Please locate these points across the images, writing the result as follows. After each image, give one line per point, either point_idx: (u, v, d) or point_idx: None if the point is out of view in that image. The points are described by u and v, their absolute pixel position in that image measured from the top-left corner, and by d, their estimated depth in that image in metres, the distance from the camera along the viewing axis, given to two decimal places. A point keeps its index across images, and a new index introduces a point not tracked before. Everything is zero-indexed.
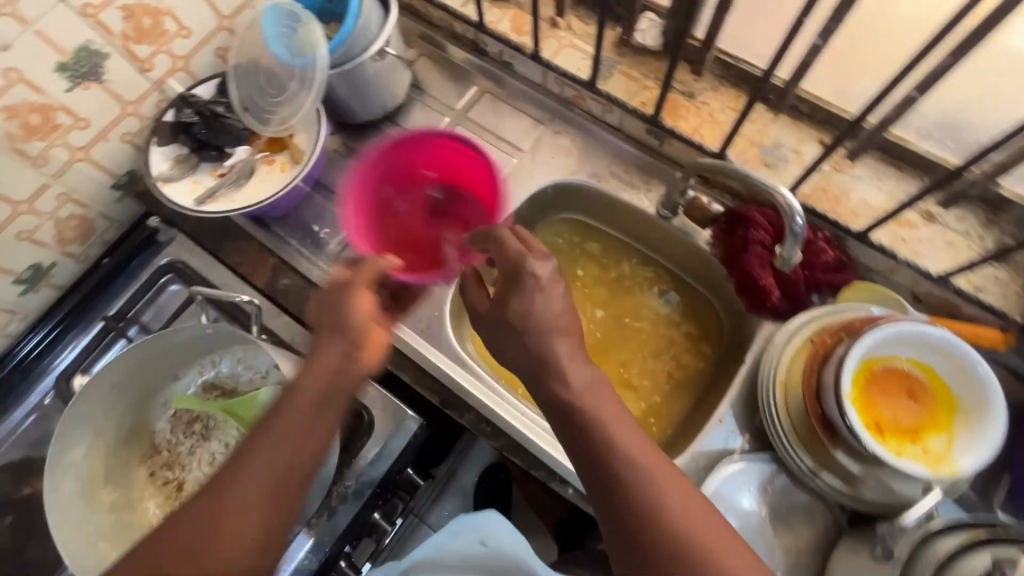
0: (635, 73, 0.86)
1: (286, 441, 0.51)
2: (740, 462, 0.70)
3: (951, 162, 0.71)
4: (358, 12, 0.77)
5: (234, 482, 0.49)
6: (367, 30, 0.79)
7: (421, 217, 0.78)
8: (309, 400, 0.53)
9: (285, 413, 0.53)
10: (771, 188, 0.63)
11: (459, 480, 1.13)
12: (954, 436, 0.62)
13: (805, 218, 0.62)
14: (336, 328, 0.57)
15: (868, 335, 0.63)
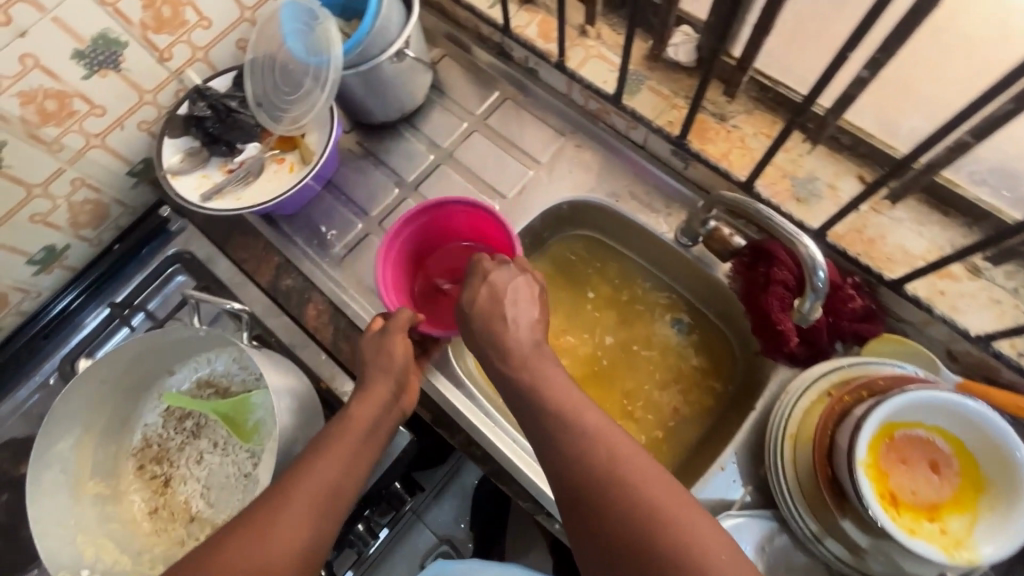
0: (664, 90, 0.81)
1: (335, 466, 0.56)
2: (735, 519, 0.66)
3: (1004, 213, 0.64)
4: (377, 12, 0.74)
5: (286, 500, 0.53)
6: (387, 31, 0.76)
7: (445, 270, 0.85)
8: (361, 428, 0.60)
9: (336, 441, 0.58)
10: (794, 236, 0.59)
11: (463, 477, 1.09)
12: (977, 519, 0.57)
13: (828, 270, 0.58)
14: (381, 369, 0.64)
15: (892, 399, 0.57)
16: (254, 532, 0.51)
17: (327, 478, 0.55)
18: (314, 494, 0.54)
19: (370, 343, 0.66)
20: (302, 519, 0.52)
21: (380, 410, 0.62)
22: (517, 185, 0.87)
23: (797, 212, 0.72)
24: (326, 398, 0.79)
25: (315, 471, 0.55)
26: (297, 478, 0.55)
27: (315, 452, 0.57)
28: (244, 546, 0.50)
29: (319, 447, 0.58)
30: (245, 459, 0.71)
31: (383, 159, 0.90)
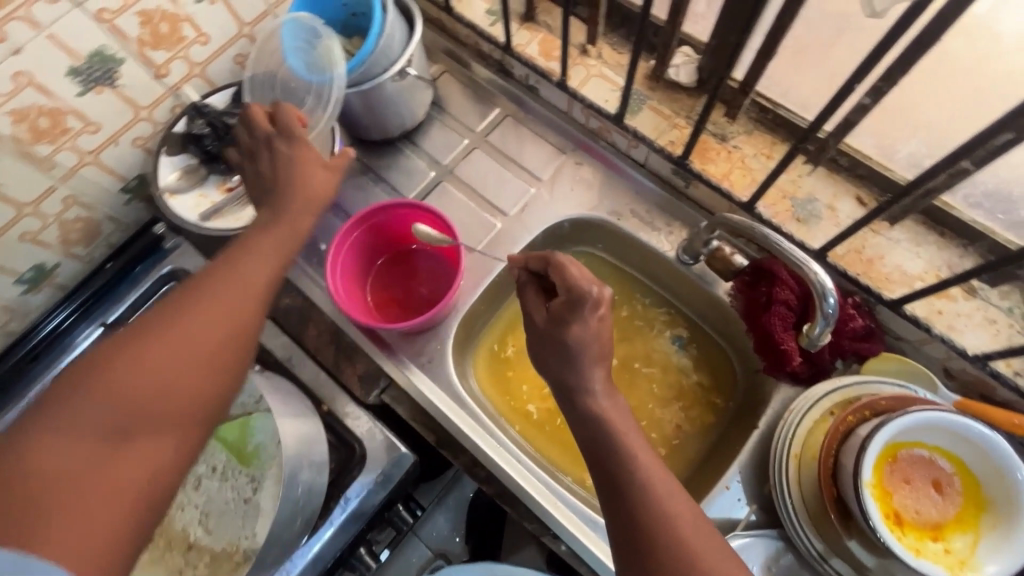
0: (665, 110, 0.82)
1: (239, 285, 0.56)
2: (742, 539, 0.67)
3: (998, 234, 0.66)
4: (381, 31, 0.73)
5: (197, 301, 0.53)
6: (389, 49, 0.75)
7: (401, 274, 0.85)
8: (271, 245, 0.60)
9: (232, 266, 0.57)
10: (803, 263, 0.60)
11: (463, 485, 1.07)
12: (979, 538, 0.58)
13: (838, 296, 0.58)
14: (279, 205, 0.62)
15: (897, 420, 0.58)
16: (158, 334, 0.50)
17: (240, 275, 0.56)
18: (223, 289, 0.54)
19: (270, 151, 0.65)
20: (210, 322, 0.52)
21: (279, 243, 0.60)
22: (518, 201, 0.87)
23: (797, 232, 0.73)
24: (329, 421, 0.76)
25: (213, 289, 0.54)
26: (196, 293, 0.54)
27: (209, 277, 0.56)
28: (155, 346, 0.49)
29: (212, 273, 0.56)
30: (245, 484, 0.68)
31: (383, 176, 0.90)
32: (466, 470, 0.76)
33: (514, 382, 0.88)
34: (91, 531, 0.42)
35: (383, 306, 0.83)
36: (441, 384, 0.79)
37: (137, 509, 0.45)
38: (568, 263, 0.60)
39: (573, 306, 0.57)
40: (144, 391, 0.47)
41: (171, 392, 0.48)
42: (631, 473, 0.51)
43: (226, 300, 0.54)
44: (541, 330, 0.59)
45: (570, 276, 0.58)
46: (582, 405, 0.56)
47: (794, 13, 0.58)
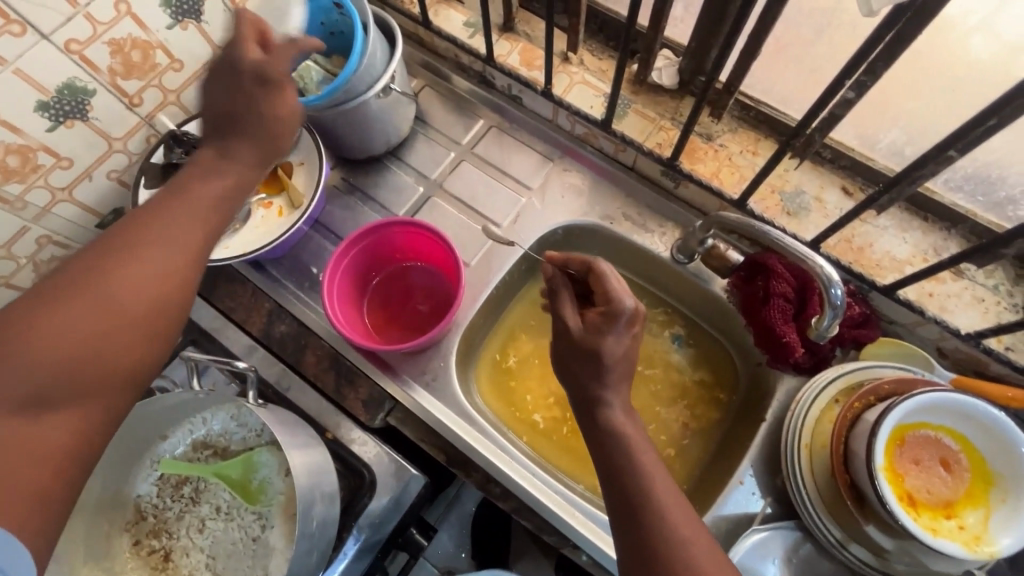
0: (650, 113, 0.82)
1: (178, 237, 0.51)
2: (762, 532, 0.67)
3: (979, 216, 0.68)
4: (363, 50, 0.71)
5: (134, 244, 0.48)
6: (371, 69, 0.74)
7: (398, 292, 0.84)
8: (209, 194, 0.54)
9: (170, 210, 0.52)
10: (806, 258, 0.60)
11: (463, 501, 1.05)
12: (990, 512, 0.59)
13: (845, 288, 0.59)
14: (231, 152, 0.56)
15: (903, 404, 0.59)
16: (89, 281, 0.46)
17: (184, 223, 0.52)
18: (157, 241, 0.49)
19: (243, 87, 0.56)
20: (141, 279, 0.47)
21: (224, 193, 0.55)
22: (511, 212, 0.86)
23: (789, 225, 0.75)
24: (335, 449, 0.73)
25: (144, 240, 0.49)
26: (124, 242, 0.48)
27: (138, 221, 0.50)
28: (87, 292, 0.45)
29: (144, 218, 0.51)
30: (252, 522, 0.67)
31: (371, 195, 0.89)
32: (480, 488, 0.75)
33: (518, 392, 0.87)
34: (19, 497, 0.40)
35: (382, 327, 0.81)
36: (447, 400, 0.78)
37: (62, 470, 0.43)
38: (609, 273, 0.60)
39: (612, 318, 0.57)
40: (76, 340, 0.44)
41: (99, 352, 0.45)
42: (647, 495, 0.51)
43: (164, 249, 0.49)
44: (572, 336, 0.58)
45: (613, 287, 0.59)
46: (594, 413, 0.56)
47: (775, 15, 0.59)
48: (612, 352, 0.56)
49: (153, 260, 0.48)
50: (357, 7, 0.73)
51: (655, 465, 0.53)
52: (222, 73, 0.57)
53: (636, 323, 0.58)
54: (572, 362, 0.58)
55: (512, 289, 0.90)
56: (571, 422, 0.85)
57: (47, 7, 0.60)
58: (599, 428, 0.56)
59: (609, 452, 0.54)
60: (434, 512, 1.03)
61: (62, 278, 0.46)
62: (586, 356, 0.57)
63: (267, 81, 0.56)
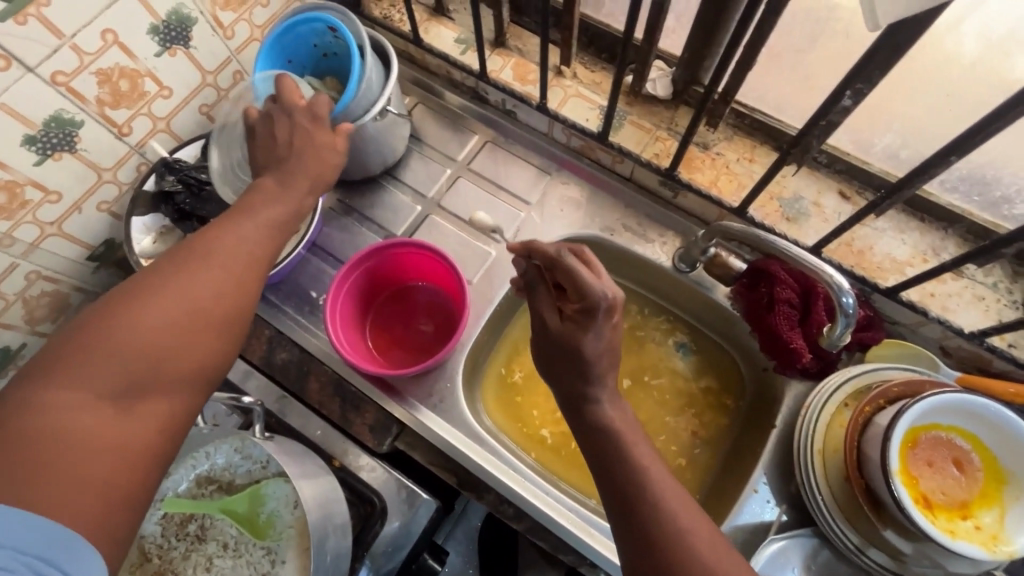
0: (645, 124, 0.83)
1: (242, 252, 0.54)
2: (780, 542, 0.66)
3: (977, 216, 0.69)
4: (360, 76, 0.71)
5: (205, 256, 0.51)
6: (369, 90, 0.73)
7: (401, 313, 0.83)
8: (271, 216, 0.57)
9: (233, 228, 0.55)
10: (815, 267, 0.60)
11: (469, 517, 1.05)
12: (1005, 511, 0.59)
13: (856, 296, 0.59)
14: (288, 179, 0.59)
15: (915, 407, 0.60)
16: (167, 287, 0.49)
17: (248, 239, 0.55)
18: (222, 257, 0.52)
19: (298, 122, 0.62)
20: (209, 290, 0.50)
21: (284, 217, 0.58)
22: (511, 227, 0.86)
23: (789, 231, 0.75)
24: (343, 477, 0.72)
25: (210, 255, 0.52)
26: (193, 254, 0.51)
27: (205, 238, 0.53)
28: (164, 299, 0.48)
29: (209, 235, 0.54)
30: (262, 558, 0.65)
31: (368, 215, 0.88)
32: (494, 510, 0.74)
33: (524, 407, 0.86)
34: (103, 495, 0.40)
35: (386, 349, 0.80)
36: (455, 421, 0.77)
37: (139, 469, 0.43)
38: (575, 263, 0.55)
39: (588, 313, 0.54)
40: (156, 343, 0.46)
41: (173, 358, 0.47)
42: (659, 516, 0.49)
43: (232, 265, 0.52)
44: (551, 334, 0.57)
45: (581, 281, 0.54)
46: (582, 409, 0.56)
47: (770, 26, 0.59)
48: (592, 350, 0.54)
49: (222, 273, 0.51)
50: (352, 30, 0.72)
51: (662, 473, 0.51)
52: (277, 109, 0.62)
53: (614, 313, 0.54)
54: (563, 372, 0.57)
55: (515, 303, 0.89)
56: None
57: (32, 40, 0.58)
58: (586, 423, 0.55)
59: (613, 469, 0.52)
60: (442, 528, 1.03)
61: (136, 286, 0.48)
62: (569, 356, 0.55)
63: (320, 117, 0.63)
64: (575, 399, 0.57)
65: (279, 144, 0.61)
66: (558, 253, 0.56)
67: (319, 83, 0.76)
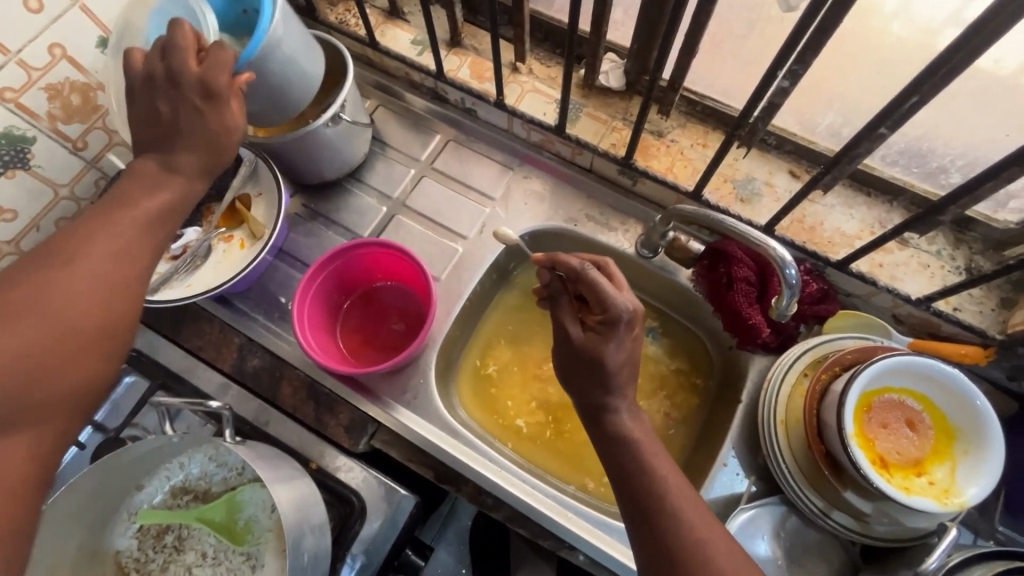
0: (601, 115, 0.85)
1: (121, 246, 0.49)
2: (750, 510, 0.69)
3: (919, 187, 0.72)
4: (271, 14, 0.64)
5: (75, 256, 0.47)
6: (282, 48, 0.65)
7: (370, 313, 0.82)
8: (154, 204, 0.53)
9: (107, 221, 0.50)
10: (762, 243, 0.63)
11: (460, 517, 1.06)
12: (957, 465, 0.62)
13: (798, 267, 0.61)
14: (174, 161, 0.54)
15: (865, 372, 0.62)
16: (31, 295, 0.44)
17: (127, 231, 0.50)
18: (95, 254, 0.48)
19: (188, 101, 0.54)
20: (87, 290, 0.46)
21: (171, 204, 0.54)
22: (476, 223, 0.87)
23: (743, 212, 0.78)
24: (320, 479, 0.72)
25: (87, 251, 0.47)
26: (62, 254, 0.47)
27: (72, 234, 0.49)
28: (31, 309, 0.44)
29: (79, 230, 0.49)
30: (241, 564, 0.65)
31: (333, 218, 0.88)
32: (472, 501, 0.74)
33: (500, 399, 0.88)
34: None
35: (356, 349, 0.80)
36: (430, 418, 0.78)
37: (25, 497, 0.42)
38: (598, 276, 0.57)
39: (613, 326, 0.57)
40: (26, 361, 0.42)
41: (55, 368, 0.44)
42: (666, 508, 0.53)
43: (109, 262, 0.48)
44: (574, 344, 0.59)
45: (605, 295, 0.56)
46: (600, 421, 0.58)
47: (707, 14, 0.62)
48: (615, 362, 0.57)
49: (98, 273, 0.47)
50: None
51: None
52: (162, 85, 0.54)
53: (634, 325, 0.58)
54: (576, 372, 0.59)
55: (485, 298, 0.91)
56: (554, 424, 0.86)
57: None
58: (608, 435, 0.58)
59: (631, 481, 0.55)
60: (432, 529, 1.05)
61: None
62: (587, 365, 0.58)
63: (212, 93, 0.54)
64: None
65: (161, 118, 0.54)
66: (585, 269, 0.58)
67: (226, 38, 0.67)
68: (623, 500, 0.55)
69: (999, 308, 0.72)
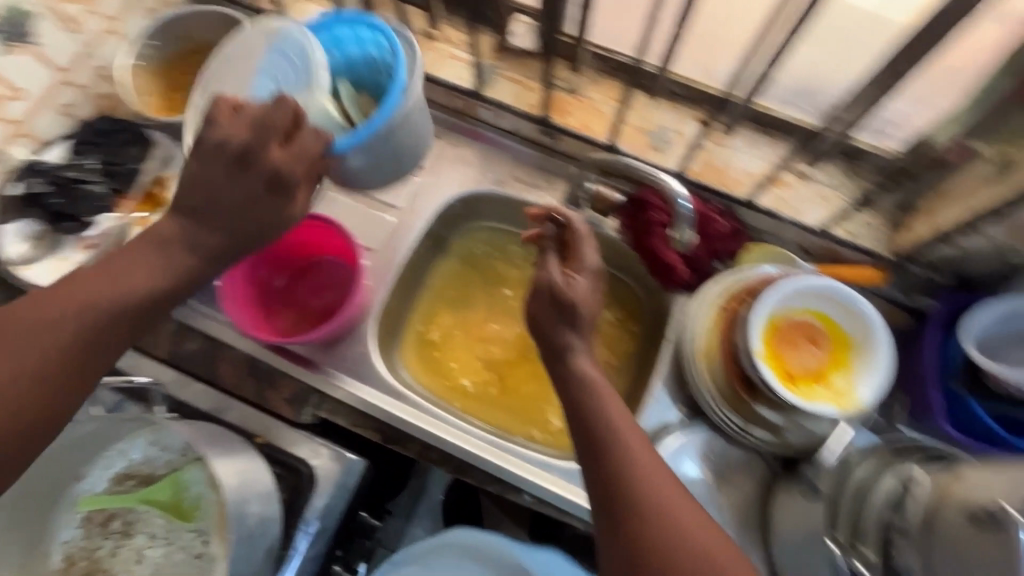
0: (518, 77, 0.86)
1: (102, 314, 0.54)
2: (679, 435, 0.74)
3: (810, 123, 0.76)
4: (405, 87, 0.60)
5: (68, 316, 0.53)
6: (408, 123, 0.63)
7: (301, 287, 0.82)
8: (149, 273, 0.56)
9: (88, 288, 0.54)
10: (653, 175, 0.71)
11: (432, 493, 1.11)
12: (853, 372, 0.68)
13: (690, 198, 0.71)
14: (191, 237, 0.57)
15: (767, 296, 0.68)
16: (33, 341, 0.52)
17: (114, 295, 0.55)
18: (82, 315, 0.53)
19: (252, 186, 0.56)
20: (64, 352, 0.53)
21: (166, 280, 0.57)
22: (404, 192, 0.88)
23: (655, 160, 0.82)
24: (270, 453, 0.73)
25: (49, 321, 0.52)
26: (61, 305, 0.53)
27: (51, 292, 0.54)
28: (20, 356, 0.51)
29: (64, 289, 0.55)
30: (192, 540, 0.66)
31: None
32: (420, 457, 0.79)
33: (444, 362, 0.90)
34: None
35: (292, 323, 0.80)
36: (373, 384, 0.79)
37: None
38: (583, 231, 0.67)
39: (582, 268, 0.66)
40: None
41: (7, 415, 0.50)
42: (621, 451, 0.57)
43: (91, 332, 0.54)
44: (554, 289, 0.64)
45: (584, 241, 0.67)
46: (566, 360, 0.63)
47: None
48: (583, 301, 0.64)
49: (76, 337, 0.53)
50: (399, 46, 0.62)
51: None
52: (229, 158, 0.55)
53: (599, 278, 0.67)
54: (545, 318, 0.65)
55: (422, 266, 0.92)
56: (498, 381, 0.89)
57: None
58: None
59: (587, 420, 0.59)
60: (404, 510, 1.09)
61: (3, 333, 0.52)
62: (564, 310, 0.64)
63: (275, 186, 0.57)
64: None
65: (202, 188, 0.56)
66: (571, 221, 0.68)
67: (349, 98, 0.64)
68: (579, 440, 0.59)
69: (891, 230, 0.78)
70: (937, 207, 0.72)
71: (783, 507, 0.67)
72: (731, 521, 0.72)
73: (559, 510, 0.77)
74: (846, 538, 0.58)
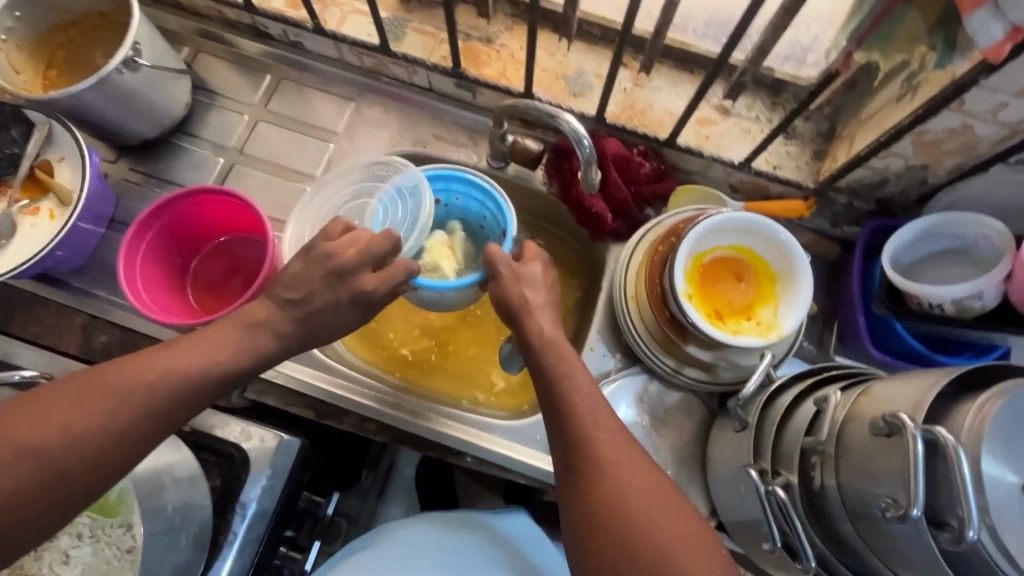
0: (428, 29, 0.82)
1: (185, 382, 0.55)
2: (615, 380, 0.74)
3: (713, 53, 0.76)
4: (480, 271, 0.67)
5: (153, 376, 0.53)
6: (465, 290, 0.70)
7: (220, 267, 0.79)
8: (228, 344, 0.58)
9: (179, 357, 0.55)
10: (556, 116, 0.66)
11: (402, 470, 1.10)
12: (779, 304, 0.67)
13: (591, 138, 0.66)
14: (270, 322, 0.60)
15: (688, 234, 0.66)
16: (113, 394, 0.52)
17: (191, 362, 0.55)
18: (166, 379, 0.54)
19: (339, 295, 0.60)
20: (140, 414, 0.52)
21: (238, 359, 0.58)
22: (321, 162, 0.84)
23: (577, 106, 0.79)
24: (196, 440, 0.71)
25: (131, 389, 0.52)
26: (151, 363, 0.54)
27: (143, 358, 0.55)
28: (100, 404, 0.51)
29: (150, 356, 0.55)
30: (122, 536, 0.62)
31: (167, 178, 0.83)
32: (357, 430, 0.79)
33: (382, 333, 0.88)
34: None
35: (209, 304, 0.76)
36: (306, 361, 0.78)
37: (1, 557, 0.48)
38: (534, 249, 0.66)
39: (525, 264, 0.64)
40: (54, 455, 0.49)
41: (71, 459, 0.50)
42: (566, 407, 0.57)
43: (172, 401, 0.54)
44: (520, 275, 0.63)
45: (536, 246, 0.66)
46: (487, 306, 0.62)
47: None
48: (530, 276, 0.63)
49: (154, 399, 0.53)
50: (514, 226, 0.71)
51: None
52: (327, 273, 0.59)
53: (551, 266, 0.67)
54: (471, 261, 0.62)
55: None
56: (438, 348, 0.87)
57: None
58: None
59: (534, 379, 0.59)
60: (375, 489, 1.08)
61: (93, 383, 0.52)
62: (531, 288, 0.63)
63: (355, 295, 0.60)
64: (358, 293, 0.60)
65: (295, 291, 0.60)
66: (525, 242, 0.67)
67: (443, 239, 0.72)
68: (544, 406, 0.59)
69: (814, 159, 0.76)
70: (853, 130, 0.70)
71: (718, 443, 0.68)
72: (670, 462, 0.73)
73: (501, 468, 0.77)
74: (769, 465, 0.57)
